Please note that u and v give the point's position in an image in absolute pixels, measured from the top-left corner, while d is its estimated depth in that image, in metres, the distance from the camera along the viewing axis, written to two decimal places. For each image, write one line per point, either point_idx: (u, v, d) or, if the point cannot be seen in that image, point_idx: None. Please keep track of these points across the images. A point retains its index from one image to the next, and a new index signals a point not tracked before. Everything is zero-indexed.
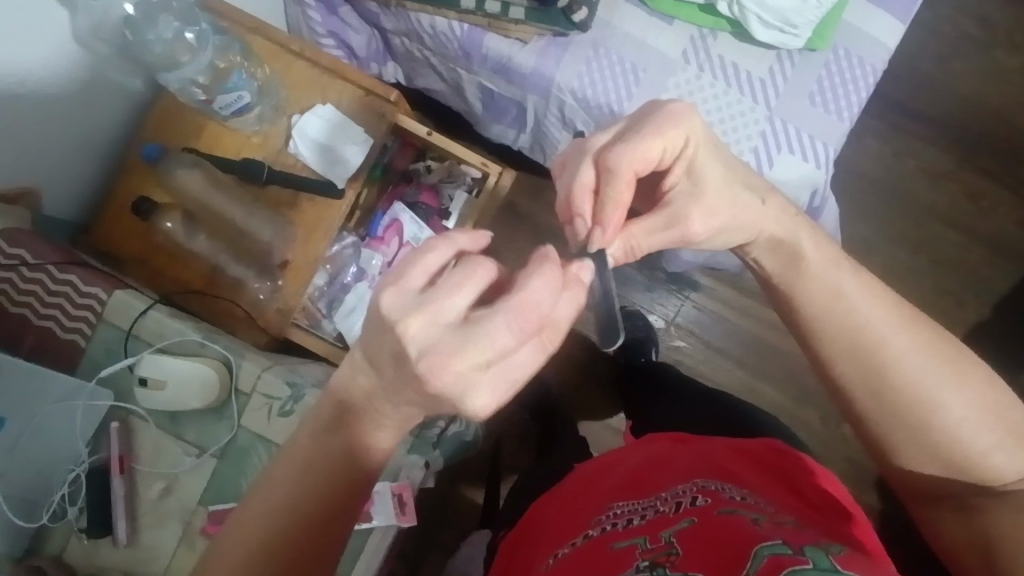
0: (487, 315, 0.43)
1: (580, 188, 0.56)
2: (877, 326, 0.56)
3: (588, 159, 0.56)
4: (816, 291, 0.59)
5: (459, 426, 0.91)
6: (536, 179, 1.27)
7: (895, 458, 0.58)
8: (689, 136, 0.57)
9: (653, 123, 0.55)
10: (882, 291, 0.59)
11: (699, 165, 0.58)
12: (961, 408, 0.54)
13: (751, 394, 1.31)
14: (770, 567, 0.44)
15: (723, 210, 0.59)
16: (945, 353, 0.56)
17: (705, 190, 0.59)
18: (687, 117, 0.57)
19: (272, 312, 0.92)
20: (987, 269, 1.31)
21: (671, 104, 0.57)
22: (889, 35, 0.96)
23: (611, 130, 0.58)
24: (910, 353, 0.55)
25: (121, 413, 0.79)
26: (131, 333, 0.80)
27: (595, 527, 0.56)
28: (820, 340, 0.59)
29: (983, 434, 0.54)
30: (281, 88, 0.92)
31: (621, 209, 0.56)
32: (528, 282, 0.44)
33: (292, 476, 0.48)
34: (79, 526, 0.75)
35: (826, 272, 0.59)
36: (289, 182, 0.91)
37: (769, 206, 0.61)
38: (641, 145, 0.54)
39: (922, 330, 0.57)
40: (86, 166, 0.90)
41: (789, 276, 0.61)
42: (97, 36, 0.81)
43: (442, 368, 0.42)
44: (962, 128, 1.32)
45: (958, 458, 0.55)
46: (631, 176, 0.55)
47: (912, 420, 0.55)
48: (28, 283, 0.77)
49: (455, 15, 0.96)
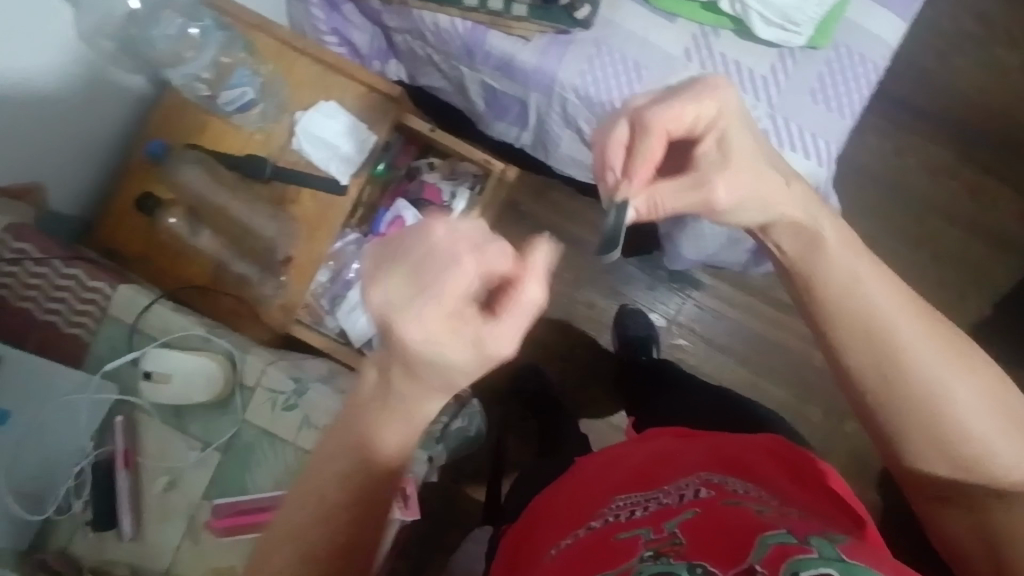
0: (445, 276, 0.42)
1: (613, 143, 0.58)
2: (890, 313, 0.54)
3: (623, 117, 0.58)
4: (831, 276, 0.57)
5: (461, 421, 0.95)
6: (538, 176, 1.27)
7: (902, 452, 0.56)
8: (721, 107, 0.58)
9: (689, 94, 0.57)
10: (891, 277, 0.57)
11: (730, 138, 0.58)
12: (966, 399, 0.53)
13: (753, 391, 1.31)
14: (775, 555, 0.44)
15: (752, 175, 0.58)
16: (953, 342, 0.55)
17: (735, 159, 0.58)
18: (723, 90, 0.58)
19: (275, 309, 0.93)
20: (989, 267, 1.31)
21: (709, 77, 0.59)
22: (890, 33, 0.96)
23: (650, 95, 0.59)
24: (918, 341, 0.54)
25: (126, 408, 0.78)
26: (136, 328, 0.80)
27: (599, 518, 0.57)
28: (832, 327, 0.56)
29: (986, 426, 0.53)
30: (284, 87, 0.92)
31: (652, 164, 0.58)
32: (458, 226, 0.43)
33: (310, 500, 0.47)
34: (84, 520, 0.75)
35: (845, 257, 0.57)
36: (293, 179, 0.91)
37: (794, 188, 0.60)
38: (675, 107, 0.56)
39: (929, 318, 0.55)
40: (90, 162, 0.91)
41: (807, 256, 0.59)
42: (101, 32, 0.81)
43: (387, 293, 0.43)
44: (963, 126, 1.32)
45: (963, 452, 0.54)
46: (662, 135, 0.57)
47: (918, 410, 0.54)
48: (33, 277, 0.77)
49: (458, 13, 0.96)
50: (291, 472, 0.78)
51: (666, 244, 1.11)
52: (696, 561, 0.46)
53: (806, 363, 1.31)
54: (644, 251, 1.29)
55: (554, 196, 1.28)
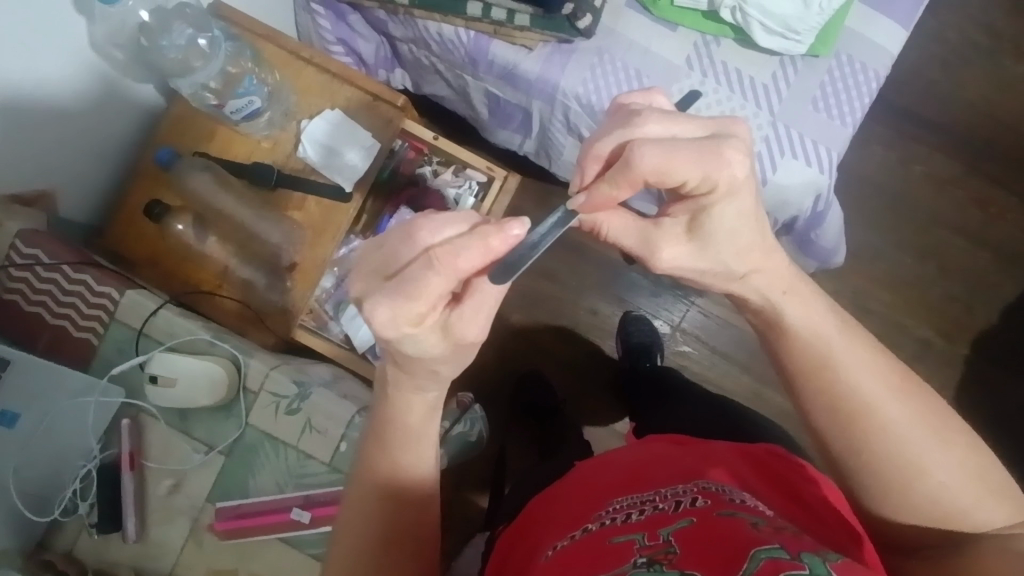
0: (422, 268, 0.42)
1: (593, 155, 0.55)
2: (864, 387, 0.55)
3: (622, 135, 0.53)
4: (802, 329, 0.58)
5: (462, 426, 0.99)
6: (541, 184, 1.28)
7: (876, 510, 0.56)
8: (718, 185, 0.53)
9: (691, 155, 0.51)
10: (857, 332, 0.58)
11: (710, 213, 0.56)
12: (928, 449, 0.53)
13: (757, 400, 1.31)
14: (768, 568, 0.44)
15: (709, 258, 0.59)
16: (932, 413, 0.55)
17: (705, 239, 0.58)
18: (733, 166, 0.52)
19: (276, 312, 0.96)
20: (995, 276, 1.30)
21: (730, 148, 0.52)
22: (892, 41, 0.96)
23: (666, 130, 0.53)
24: (876, 391, 0.55)
25: (132, 411, 0.80)
26: (142, 332, 0.81)
27: (595, 521, 0.57)
28: (808, 394, 0.58)
29: (952, 478, 0.53)
30: (291, 94, 0.94)
31: (611, 199, 0.55)
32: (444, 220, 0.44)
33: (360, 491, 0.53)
34: (89, 522, 0.77)
35: (809, 315, 0.58)
36: (297, 185, 0.92)
37: (747, 281, 0.59)
38: (667, 162, 0.51)
39: (891, 371, 0.56)
40: (103, 168, 0.93)
41: (767, 334, 0.61)
42: (112, 42, 0.83)
43: (357, 272, 0.45)
44: (967, 135, 1.32)
45: (938, 518, 0.53)
46: (637, 180, 0.52)
47: (881, 458, 0.54)
48: (44, 282, 0.79)
49: (461, 23, 0.97)
50: (292, 474, 0.79)
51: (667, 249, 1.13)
52: (688, 569, 0.47)
53: None
54: None
55: (556, 202, 1.28)
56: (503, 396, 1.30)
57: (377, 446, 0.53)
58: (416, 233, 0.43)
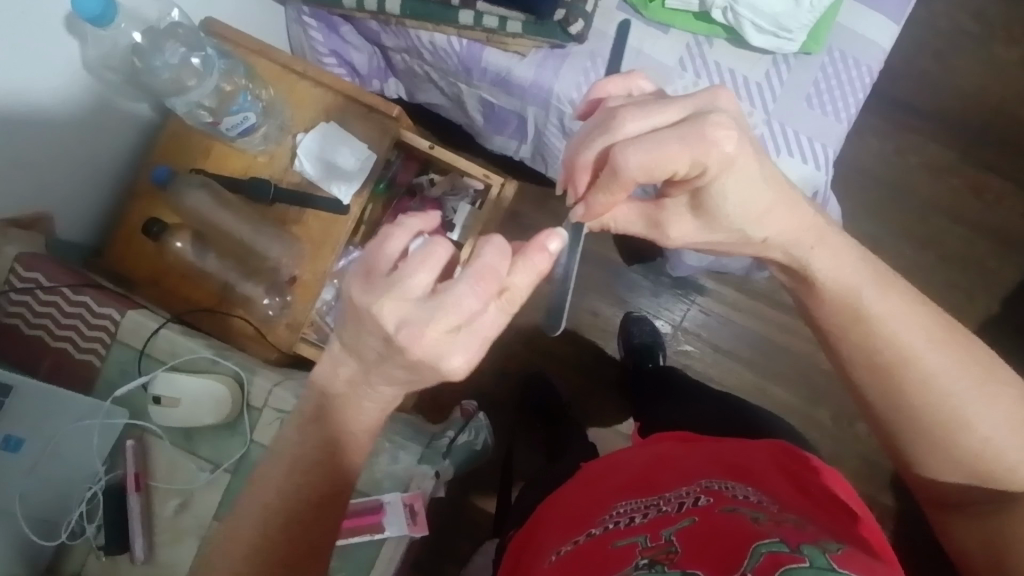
0: (481, 311, 0.47)
1: (580, 166, 0.55)
2: (907, 342, 0.54)
3: (602, 142, 0.53)
4: (832, 281, 0.57)
5: (467, 435, 1.00)
6: (539, 188, 1.28)
7: (918, 467, 0.57)
8: (708, 167, 0.52)
9: (676, 146, 0.50)
10: (894, 284, 0.57)
11: (710, 191, 0.55)
12: (972, 405, 0.53)
13: (761, 396, 1.31)
14: (768, 564, 0.44)
15: (720, 229, 0.59)
16: (977, 366, 0.54)
17: (710, 217, 0.58)
18: (720, 144, 0.51)
19: (281, 328, 0.94)
20: (996, 266, 1.30)
21: (714, 128, 0.51)
22: (883, 36, 0.96)
23: (647, 122, 0.52)
24: (919, 343, 0.54)
25: (136, 431, 0.81)
26: (144, 352, 0.81)
27: (598, 525, 0.57)
28: (848, 352, 0.57)
29: (996, 432, 0.53)
30: (285, 108, 0.95)
31: (608, 206, 0.56)
32: (483, 258, 0.47)
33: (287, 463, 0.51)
34: (96, 545, 0.76)
35: (840, 274, 0.57)
36: (295, 200, 0.92)
37: (770, 244, 0.59)
38: (659, 156, 0.51)
39: (934, 323, 0.55)
40: (100, 189, 0.93)
41: (801, 291, 0.61)
42: (104, 64, 0.82)
43: (420, 337, 0.46)
44: (963, 124, 1.32)
45: (982, 469, 0.54)
46: (629, 184, 0.52)
47: (921, 415, 0.54)
48: (45, 305, 0.79)
49: (453, 31, 0.97)
50: None
51: (668, 251, 1.12)
52: (689, 569, 0.47)
53: (812, 366, 1.30)
54: (647, 258, 1.30)
55: (554, 205, 1.28)
56: (507, 400, 1.30)
57: (312, 440, 0.52)
58: (484, 283, 0.46)
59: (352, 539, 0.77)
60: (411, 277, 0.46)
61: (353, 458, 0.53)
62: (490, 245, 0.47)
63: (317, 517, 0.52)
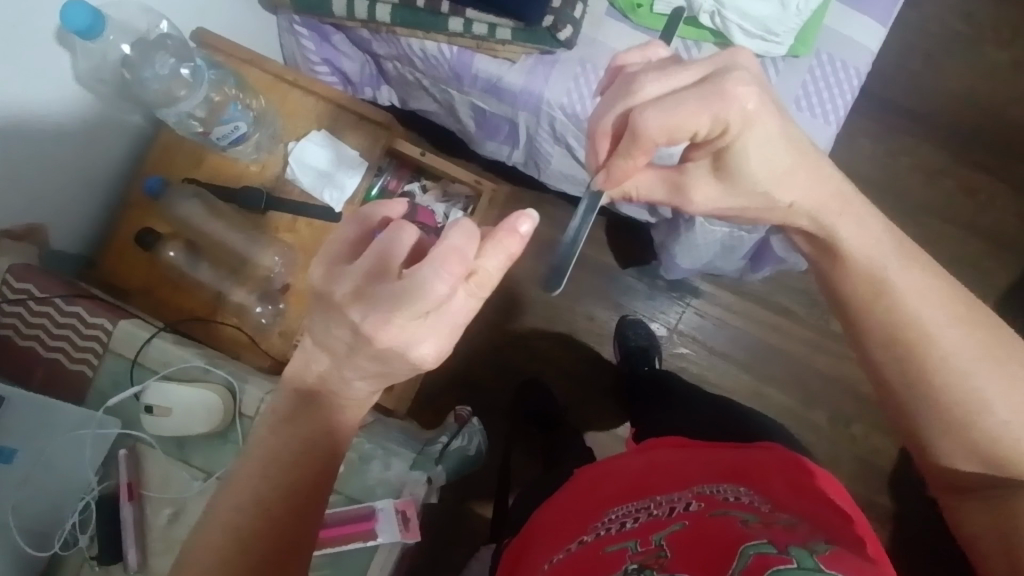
0: (446, 298, 0.47)
1: (601, 132, 0.56)
2: (925, 319, 0.53)
3: (620, 106, 0.53)
4: (856, 248, 0.57)
5: (460, 440, 1.01)
6: (533, 193, 1.29)
7: (928, 454, 0.55)
8: (729, 125, 0.53)
9: (696, 104, 0.51)
10: (919, 258, 0.56)
11: (732, 151, 0.56)
12: (989, 384, 0.51)
13: (757, 399, 1.31)
14: (756, 566, 0.45)
15: (743, 193, 0.60)
16: (998, 347, 0.52)
17: (731, 179, 0.59)
18: (739, 101, 0.52)
19: (275, 336, 0.96)
20: (989, 265, 1.31)
21: (733, 85, 0.52)
22: (870, 39, 0.97)
23: (665, 85, 0.53)
24: (937, 319, 0.53)
25: (129, 441, 0.81)
26: (136, 363, 0.82)
27: (590, 532, 0.58)
28: (864, 329, 0.56)
29: (1015, 415, 0.50)
30: (277, 117, 0.96)
31: (631, 171, 0.56)
32: (449, 242, 0.46)
33: (261, 467, 0.50)
34: (90, 555, 0.77)
35: (863, 240, 0.56)
36: (287, 208, 0.93)
37: (794, 208, 0.58)
38: (678, 113, 0.51)
39: (957, 301, 0.54)
40: (93, 199, 0.93)
41: (822, 262, 0.60)
42: (96, 76, 0.83)
43: (385, 325, 0.47)
44: (954, 125, 1.33)
45: (998, 456, 0.51)
46: (650, 144, 0.52)
47: (932, 394, 0.52)
48: (37, 316, 0.80)
49: (444, 39, 0.97)
50: None
51: (662, 255, 1.13)
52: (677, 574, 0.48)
53: (807, 368, 1.30)
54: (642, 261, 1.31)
55: (548, 210, 1.29)
56: (502, 406, 1.30)
57: (286, 441, 0.50)
58: (449, 267, 0.45)
59: (346, 545, 0.77)
60: (379, 263, 0.47)
61: (331, 462, 0.51)
62: (457, 228, 0.46)
63: (294, 519, 0.49)
